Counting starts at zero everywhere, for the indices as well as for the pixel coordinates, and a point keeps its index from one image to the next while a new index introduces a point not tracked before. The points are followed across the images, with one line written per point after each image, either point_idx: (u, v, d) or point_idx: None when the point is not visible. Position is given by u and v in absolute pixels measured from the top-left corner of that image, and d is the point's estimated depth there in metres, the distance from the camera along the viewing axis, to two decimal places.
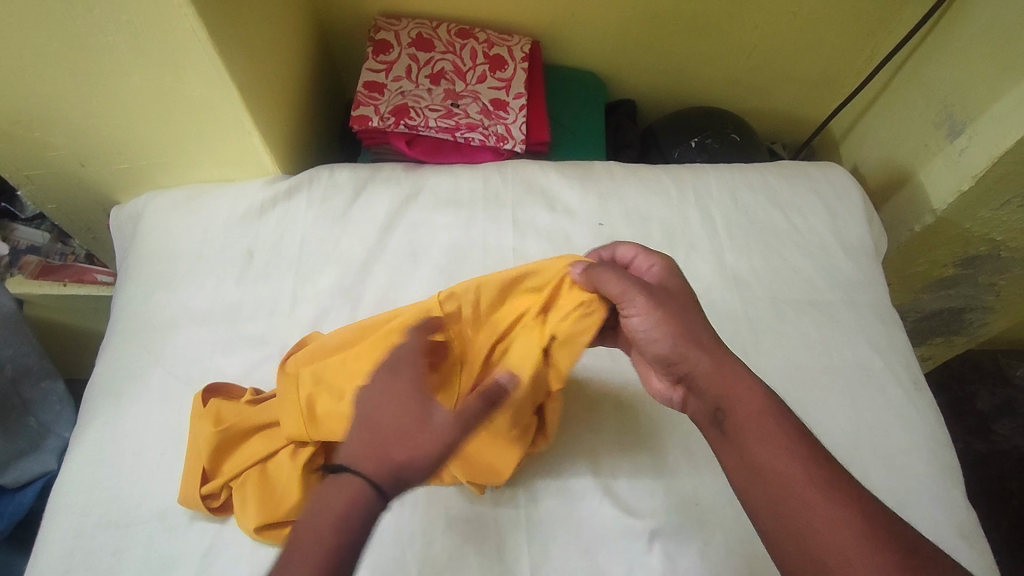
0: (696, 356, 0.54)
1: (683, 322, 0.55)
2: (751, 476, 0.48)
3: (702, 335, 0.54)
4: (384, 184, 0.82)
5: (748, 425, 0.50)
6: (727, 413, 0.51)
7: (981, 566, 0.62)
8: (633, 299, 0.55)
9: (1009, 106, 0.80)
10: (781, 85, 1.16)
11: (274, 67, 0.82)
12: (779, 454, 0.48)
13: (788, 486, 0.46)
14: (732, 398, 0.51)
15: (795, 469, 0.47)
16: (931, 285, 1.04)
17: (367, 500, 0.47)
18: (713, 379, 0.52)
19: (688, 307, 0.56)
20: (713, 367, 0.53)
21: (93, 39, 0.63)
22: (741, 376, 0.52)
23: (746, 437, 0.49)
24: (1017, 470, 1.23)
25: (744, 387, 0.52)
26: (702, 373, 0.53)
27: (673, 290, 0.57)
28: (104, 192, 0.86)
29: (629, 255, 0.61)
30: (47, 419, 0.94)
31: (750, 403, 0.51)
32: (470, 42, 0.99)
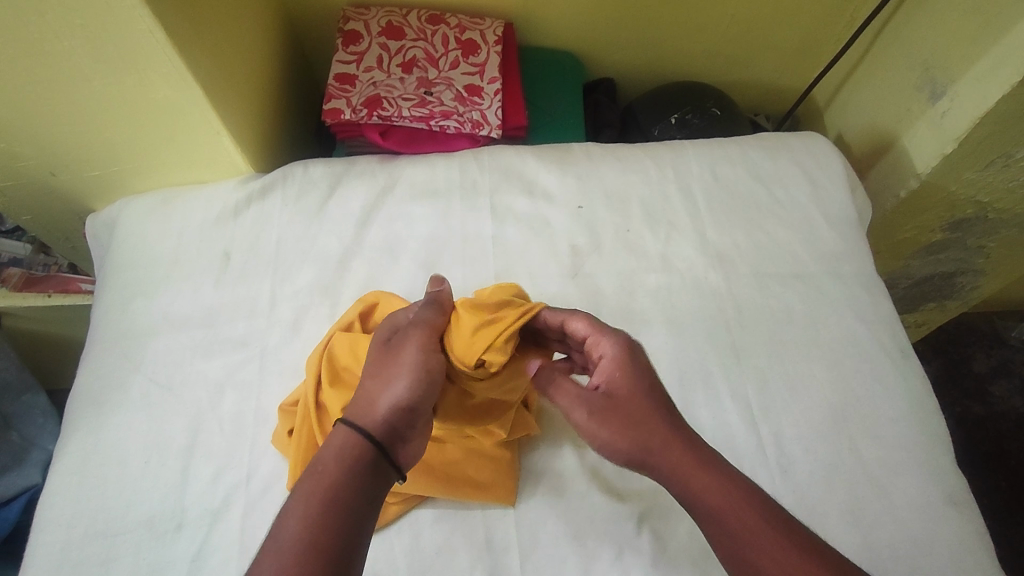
0: (656, 460, 0.53)
1: (636, 433, 0.53)
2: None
3: (651, 441, 0.53)
4: (359, 178, 0.81)
5: (723, 521, 0.49)
6: (692, 509, 0.51)
7: (972, 531, 0.62)
8: (575, 411, 0.56)
9: (990, 65, 0.78)
10: (761, 55, 1.14)
11: (241, 66, 0.80)
12: (761, 550, 0.47)
13: None
14: (698, 496, 0.50)
15: (769, 562, 0.46)
16: (921, 251, 1.03)
17: (361, 446, 0.50)
18: (676, 476, 0.51)
19: (636, 408, 0.54)
20: (671, 466, 0.52)
21: (48, 46, 0.61)
22: (698, 467, 0.51)
23: (719, 534, 0.49)
24: (1013, 431, 1.23)
25: (708, 484, 0.50)
26: (667, 473, 0.52)
27: (630, 386, 0.54)
28: (76, 200, 0.85)
29: (580, 331, 0.57)
30: (30, 433, 0.96)
31: (718, 505, 0.49)
32: (442, 28, 0.97)
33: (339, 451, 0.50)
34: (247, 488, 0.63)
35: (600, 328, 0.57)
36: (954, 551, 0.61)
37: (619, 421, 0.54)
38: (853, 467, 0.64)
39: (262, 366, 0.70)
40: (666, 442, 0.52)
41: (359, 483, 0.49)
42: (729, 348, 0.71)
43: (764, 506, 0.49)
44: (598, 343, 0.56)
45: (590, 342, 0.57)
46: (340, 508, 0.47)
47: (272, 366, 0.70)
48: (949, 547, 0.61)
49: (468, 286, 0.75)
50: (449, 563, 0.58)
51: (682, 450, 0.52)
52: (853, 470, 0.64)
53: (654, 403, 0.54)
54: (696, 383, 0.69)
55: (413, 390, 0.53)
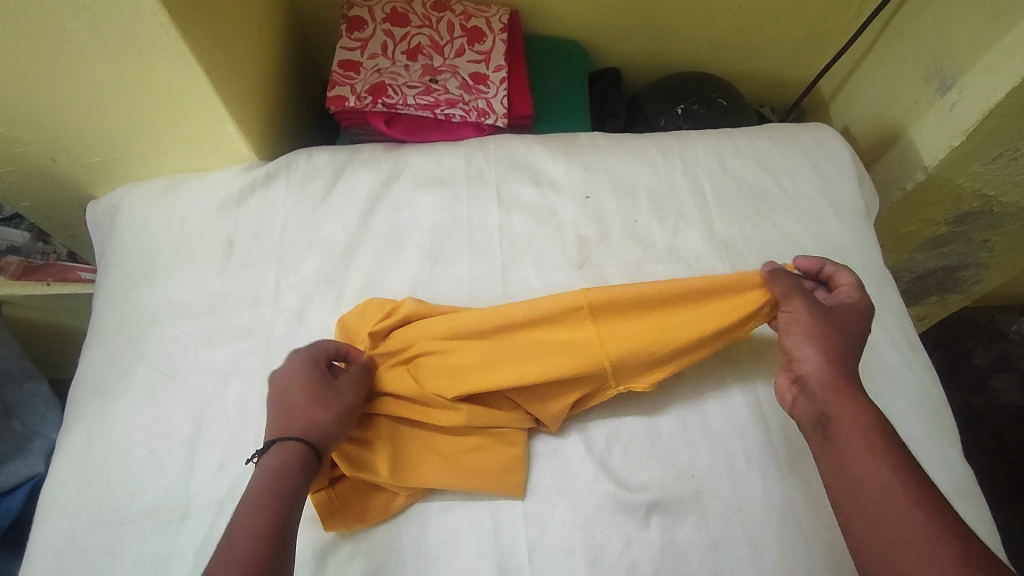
0: (823, 367, 0.58)
1: (834, 347, 0.59)
2: (845, 483, 0.52)
3: (839, 354, 0.59)
4: (364, 166, 0.80)
5: (855, 437, 0.54)
6: (834, 424, 0.55)
7: (978, 524, 0.62)
8: (795, 301, 0.62)
9: (1000, 57, 0.78)
10: (768, 46, 1.14)
11: (244, 52, 0.79)
12: (881, 465, 0.51)
13: (882, 492, 0.50)
14: (847, 412, 0.55)
15: (888, 479, 0.50)
16: (925, 244, 1.03)
17: (299, 459, 0.55)
18: (828, 387, 0.57)
19: (848, 335, 0.61)
20: (827, 379, 0.58)
21: (49, 27, 0.60)
22: (857, 397, 0.56)
23: (850, 445, 0.53)
24: (1013, 424, 1.24)
25: (859, 407, 0.55)
26: (827, 384, 0.57)
27: (851, 321, 0.62)
28: (77, 187, 0.84)
29: (845, 280, 0.66)
30: (32, 422, 0.95)
31: (860, 428, 0.54)
32: (447, 15, 0.96)
33: (278, 456, 0.55)
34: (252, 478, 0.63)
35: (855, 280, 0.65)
36: None
37: (819, 327, 0.60)
38: None
39: (266, 355, 0.70)
40: (840, 369, 0.58)
41: (294, 486, 0.54)
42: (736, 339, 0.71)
43: (907, 456, 0.52)
44: (848, 289, 0.65)
45: (844, 285, 0.65)
46: (277, 496, 0.53)
47: (277, 355, 0.69)
48: None
49: (475, 276, 0.74)
50: (456, 553, 0.58)
51: (845, 375, 0.58)
52: None
53: (853, 345, 0.61)
54: (705, 375, 0.68)
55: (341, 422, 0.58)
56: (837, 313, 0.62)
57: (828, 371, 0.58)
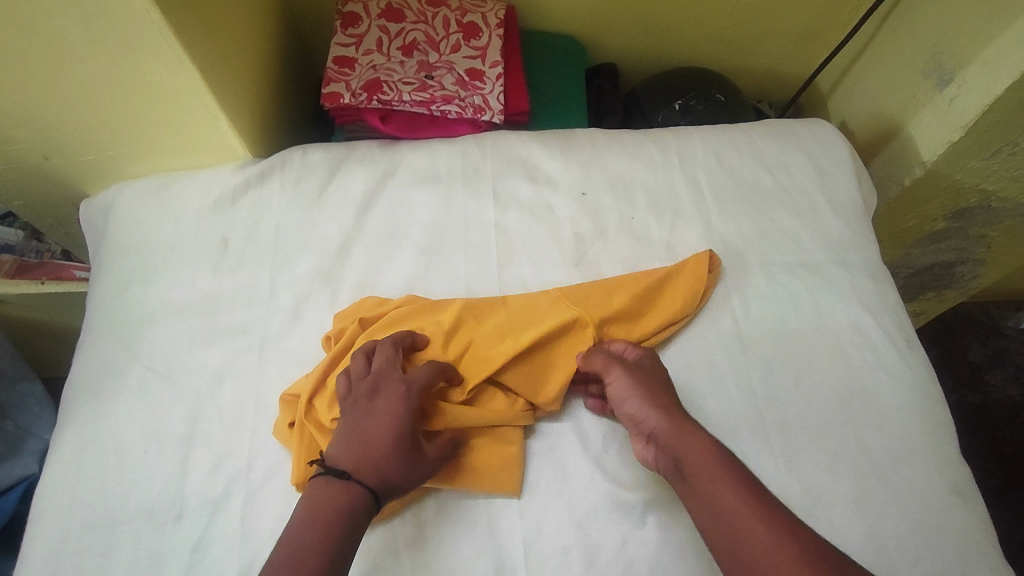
0: (657, 418, 0.58)
1: (653, 393, 0.60)
2: (715, 531, 0.51)
3: (663, 401, 0.59)
4: (359, 163, 0.80)
5: (704, 483, 0.53)
6: (687, 466, 0.54)
7: (975, 520, 0.62)
8: (614, 370, 0.62)
9: (1000, 51, 0.77)
10: (766, 40, 1.13)
11: (238, 48, 0.78)
12: (732, 498, 0.51)
13: (739, 532, 0.49)
14: (687, 456, 0.55)
15: (742, 512, 0.50)
16: (923, 239, 1.02)
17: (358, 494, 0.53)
18: (672, 436, 0.56)
19: (660, 377, 0.62)
20: (667, 427, 0.57)
21: (38, 25, 0.59)
22: (696, 434, 0.56)
23: (704, 491, 0.53)
24: (1009, 419, 1.24)
25: (695, 446, 0.55)
26: (666, 434, 0.57)
27: (653, 367, 0.63)
28: (71, 185, 0.83)
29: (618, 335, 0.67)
30: (26, 422, 0.95)
31: (709, 467, 0.53)
32: (442, 10, 0.95)
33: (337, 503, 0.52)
34: (248, 477, 0.62)
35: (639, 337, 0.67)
36: (957, 539, 0.61)
37: (636, 383, 0.61)
38: (857, 456, 0.64)
39: (262, 355, 0.69)
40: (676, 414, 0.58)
41: (354, 523, 0.52)
42: (734, 337, 0.70)
43: (752, 483, 0.52)
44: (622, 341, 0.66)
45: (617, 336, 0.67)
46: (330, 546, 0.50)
47: (272, 355, 0.69)
48: (953, 536, 0.61)
49: (471, 273, 0.73)
50: (454, 552, 0.58)
51: (670, 416, 0.58)
52: (858, 460, 0.64)
53: (667, 384, 0.61)
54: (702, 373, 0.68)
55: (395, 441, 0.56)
56: (643, 364, 0.63)
57: (665, 421, 0.58)
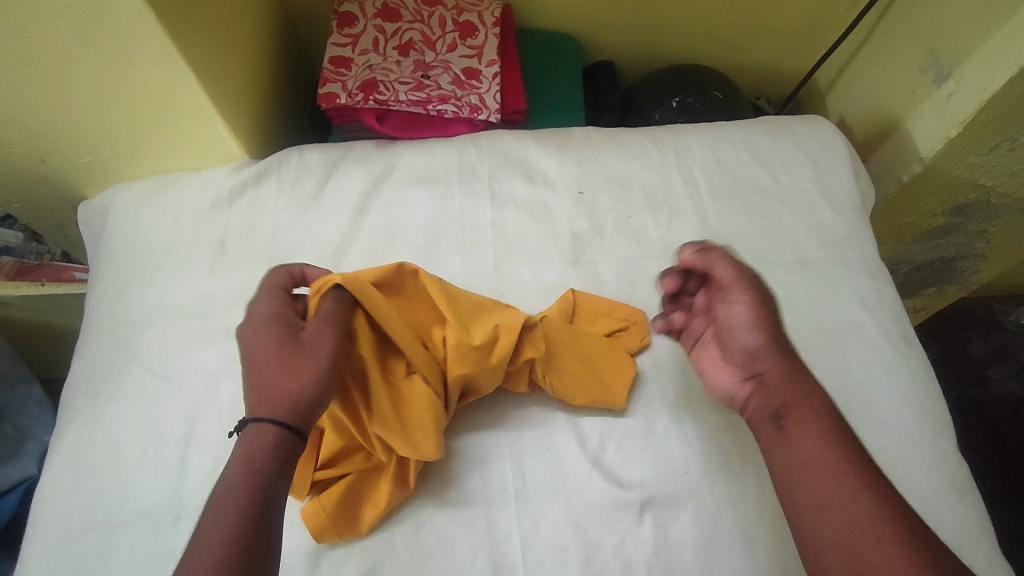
0: (771, 365, 0.57)
1: (778, 335, 0.59)
2: (806, 485, 0.50)
3: (783, 346, 0.58)
4: (356, 163, 0.80)
5: (805, 441, 0.52)
6: (789, 416, 0.54)
7: (972, 516, 0.62)
8: (738, 294, 0.60)
9: (997, 47, 0.77)
10: (764, 37, 1.13)
11: (233, 49, 0.78)
12: (830, 459, 0.50)
13: (829, 493, 0.49)
14: (796, 407, 0.54)
15: (837, 478, 0.49)
16: (922, 235, 1.02)
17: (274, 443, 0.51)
18: (786, 383, 0.56)
19: (773, 319, 0.62)
20: (781, 374, 0.56)
21: (33, 27, 0.60)
22: (810, 387, 0.55)
23: (804, 443, 0.52)
24: (1010, 415, 1.24)
25: (811, 400, 0.54)
26: (777, 378, 0.56)
27: (775, 302, 0.62)
28: (68, 188, 0.83)
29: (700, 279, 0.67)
30: (25, 424, 0.95)
31: (815, 419, 0.53)
32: (438, 9, 0.95)
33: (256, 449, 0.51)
34: None
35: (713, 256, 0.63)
36: (954, 536, 0.61)
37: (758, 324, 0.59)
38: None
39: None
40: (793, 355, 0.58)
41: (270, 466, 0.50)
42: None
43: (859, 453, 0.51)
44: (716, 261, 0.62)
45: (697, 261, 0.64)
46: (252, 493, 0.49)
47: None
48: (950, 533, 0.61)
49: (467, 273, 0.74)
50: (450, 552, 0.58)
51: (783, 364, 0.57)
52: None
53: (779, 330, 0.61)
54: None
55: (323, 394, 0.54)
56: (764, 297, 0.62)
57: (780, 366, 0.57)
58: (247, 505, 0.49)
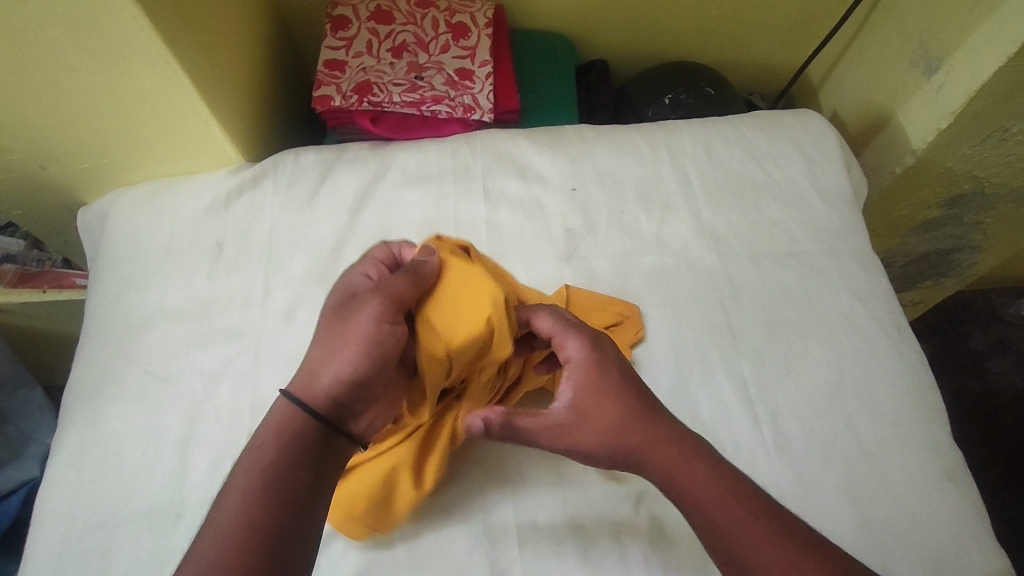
0: (647, 454, 0.54)
1: (625, 423, 0.54)
2: (731, 571, 0.49)
3: (639, 432, 0.54)
4: (351, 165, 0.80)
5: (711, 518, 0.51)
6: (679, 496, 0.52)
7: (967, 504, 0.62)
8: (568, 426, 0.55)
9: (986, 37, 0.77)
10: (755, 32, 1.13)
11: (228, 54, 0.79)
12: (747, 533, 0.49)
13: (753, 562, 0.48)
14: (687, 487, 0.52)
15: (760, 547, 0.48)
16: (917, 228, 1.02)
17: (308, 425, 0.53)
18: (667, 468, 0.53)
19: (623, 398, 0.55)
20: (663, 455, 0.53)
21: (30, 35, 0.60)
22: (685, 461, 0.53)
23: (710, 524, 0.50)
24: (1010, 406, 1.24)
25: (695, 472, 0.52)
26: (655, 464, 0.53)
27: (607, 379, 0.56)
28: (67, 194, 0.84)
29: (547, 326, 0.58)
30: (28, 427, 0.96)
31: (709, 491, 0.51)
32: (431, 11, 0.95)
33: (279, 429, 0.52)
34: None
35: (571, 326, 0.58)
36: (949, 524, 0.61)
37: (599, 430, 0.54)
38: (849, 444, 0.64)
39: (257, 355, 0.70)
40: (651, 443, 0.54)
41: (295, 450, 0.51)
42: (725, 328, 0.71)
43: (767, 511, 0.50)
44: (566, 344, 0.58)
45: (557, 342, 0.58)
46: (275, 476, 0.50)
47: (267, 355, 0.70)
48: (945, 521, 0.61)
49: None
50: (448, 547, 0.59)
51: (662, 444, 0.53)
52: (850, 448, 0.64)
53: (641, 401, 0.56)
54: (694, 365, 0.69)
55: (364, 368, 0.53)
56: (581, 407, 0.55)
57: (654, 453, 0.53)
58: (268, 474, 0.50)
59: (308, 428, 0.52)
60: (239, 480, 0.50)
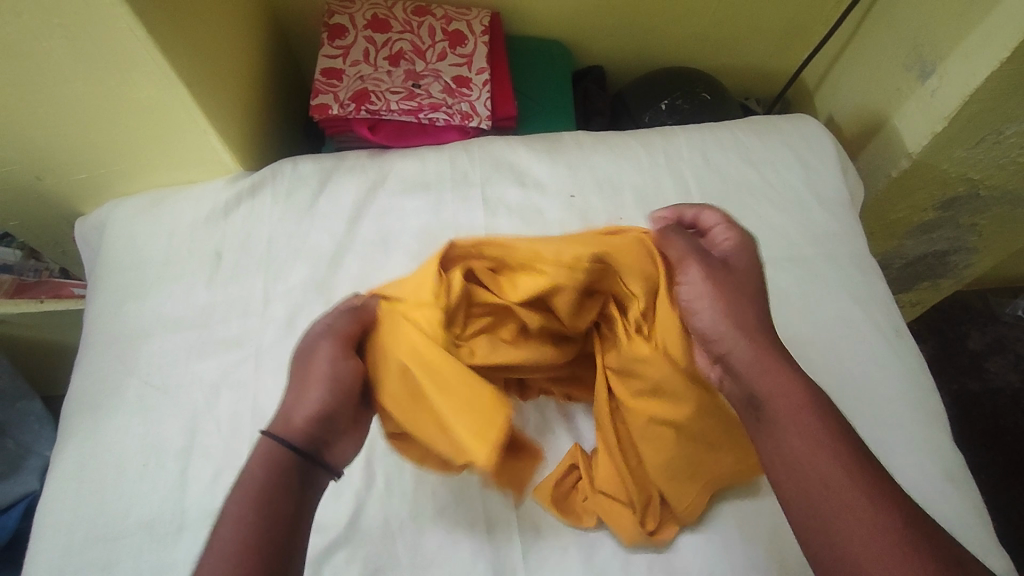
0: (741, 341, 0.52)
1: (738, 302, 0.54)
2: (786, 480, 0.47)
3: (752, 318, 0.53)
4: (350, 173, 0.80)
5: (783, 419, 0.48)
6: (765, 403, 0.50)
7: (968, 506, 0.63)
8: (688, 265, 0.57)
9: (977, 41, 0.78)
10: (750, 38, 1.14)
11: (226, 63, 0.79)
12: (812, 447, 0.47)
13: (809, 472, 0.46)
14: (773, 389, 0.50)
15: (824, 462, 0.46)
16: (914, 230, 1.03)
17: (288, 461, 0.49)
18: (754, 364, 0.51)
19: (749, 292, 0.55)
20: (748, 354, 0.51)
21: (27, 46, 0.61)
22: (779, 366, 0.50)
23: (781, 432, 0.48)
24: (1009, 406, 1.24)
25: (785, 377, 0.50)
26: (739, 356, 0.52)
27: (738, 270, 0.56)
28: (64, 205, 0.84)
29: (712, 221, 0.61)
30: (27, 440, 0.96)
31: (801, 409, 0.48)
32: (428, 20, 0.96)
33: (264, 462, 0.49)
34: None
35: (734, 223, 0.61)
36: (951, 526, 0.61)
37: (718, 295, 0.54)
38: None
39: (257, 365, 0.70)
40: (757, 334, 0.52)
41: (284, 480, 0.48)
42: None
43: (845, 435, 0.47)
44: (728, 232, 0.60)
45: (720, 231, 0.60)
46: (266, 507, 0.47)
47: (267, 364, 0.70)
48: (947, 524, 0.61)
49: None
50: (452, 555, 0.59)
51: (758, 342, 0.52)
52: None
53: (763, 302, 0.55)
54: None
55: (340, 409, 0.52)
56: (734, 267, 0.57)
57: (750, 343, 0.52)
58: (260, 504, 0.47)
59: (290, 461, 0.49)
60: (231, 509, 0.47)
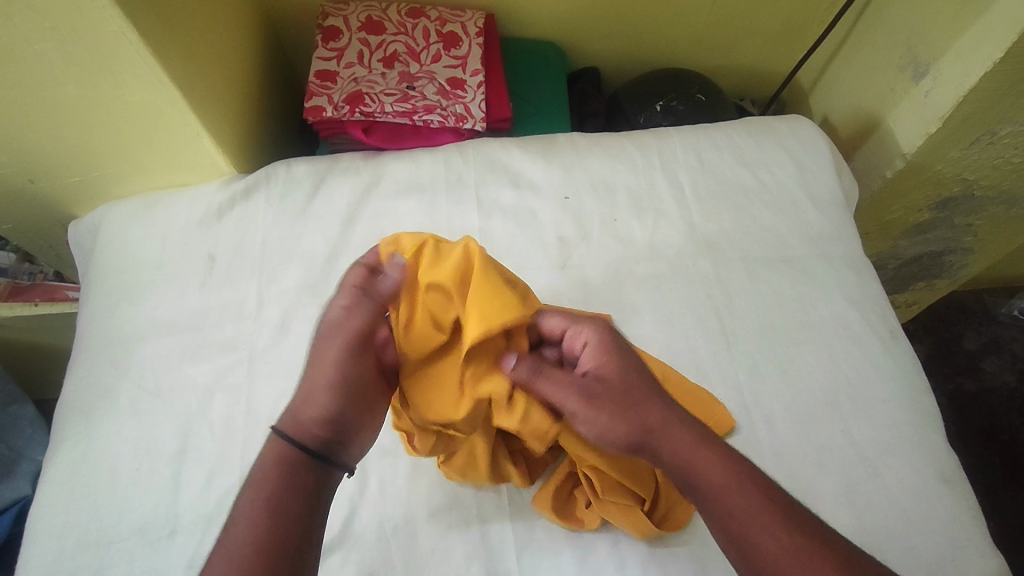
0: (657, 444, 0.51)
1: (632, 413, 0.51)
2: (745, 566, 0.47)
3: (650, 420, 0.51)
4: (344, 175, 0.80)
5: (722, 503, 0.49)
6: (699, 489, 0.50)
7: (963, 507, 0.62)
8: (572, 409, 0.51)
9: (971, 42, 0.78)
10: (745, 39, 1.14)
11: (219, 66, 0.79)
12: (757, 524, 0.47)
13: (759, 550, 0.47)
14: (704, 477, 0.50)
15: (771, 540, 0.47)
16: (909, 231, 1.03)
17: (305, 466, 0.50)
18: (681, 456, 0.51)
19: (632, 392, 0.52)
20: (677, 443, 0.51)
21: (18, 50, 0.60)
22: (707, 453, 0.50)
23: (724, 519, 0.49)
24: (1004, 406, 1.25)
25: (710, 460, 0.50)
26: (666, 450, 0.51)
27: (614, 372, 0.53)
28: (57, 208, 0.84)
29: (558, 325, 0.56)
30: (19, 444, 0.95)
31: (735, 494, 0.49)
32: (422, 22, 0.96)
33: (280, 468, 0.50)
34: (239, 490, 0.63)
35: (577, 317, 0.56)
36: (945, 527, 0.61)
37: (609, 423, 0.51)
38: (845, 449, 0.64)
39: (251, 368, 0.70)
40: (669, 425, 0.51)
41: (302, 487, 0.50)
42: (720, 335, 0.71)
43: (782, 500, 0.48)
44: (581, 333, 0.55)
45: (570, 332, 0.56)
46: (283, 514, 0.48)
47: (261, 368, 0.70)
48: (942, 525, 0.61)
49: None
50: (447, 558, 0.58)
51: (682, 429, 0.51)
52: (845, 453, 0.64)
53: (650, 383, 0.53)
54: (689, 372, 0.69)
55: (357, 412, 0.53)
56: (604, 377, 0.53)
57: (670, 441, 0.51)
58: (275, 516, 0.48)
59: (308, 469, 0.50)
60: (241, 515, 0.48)
